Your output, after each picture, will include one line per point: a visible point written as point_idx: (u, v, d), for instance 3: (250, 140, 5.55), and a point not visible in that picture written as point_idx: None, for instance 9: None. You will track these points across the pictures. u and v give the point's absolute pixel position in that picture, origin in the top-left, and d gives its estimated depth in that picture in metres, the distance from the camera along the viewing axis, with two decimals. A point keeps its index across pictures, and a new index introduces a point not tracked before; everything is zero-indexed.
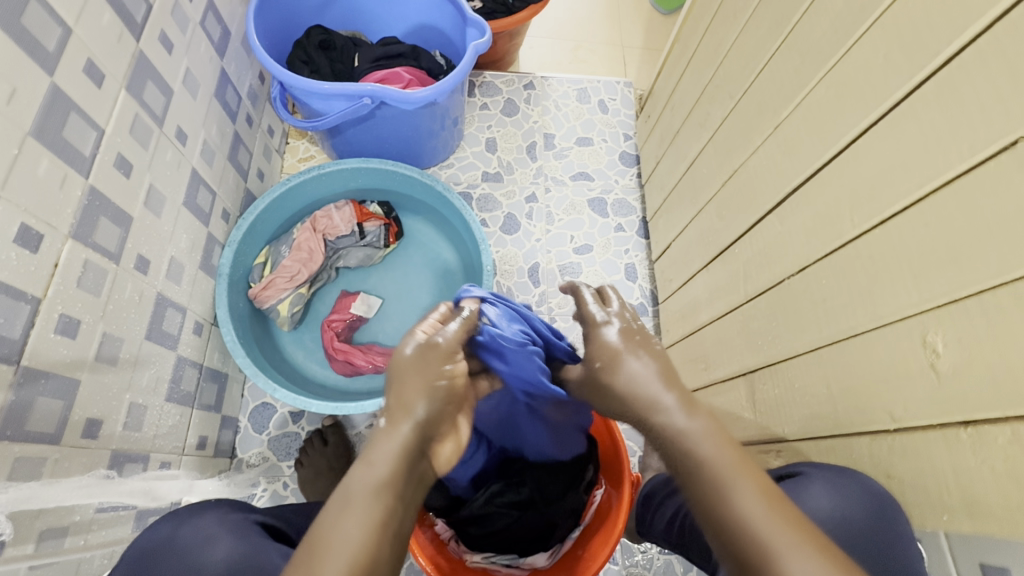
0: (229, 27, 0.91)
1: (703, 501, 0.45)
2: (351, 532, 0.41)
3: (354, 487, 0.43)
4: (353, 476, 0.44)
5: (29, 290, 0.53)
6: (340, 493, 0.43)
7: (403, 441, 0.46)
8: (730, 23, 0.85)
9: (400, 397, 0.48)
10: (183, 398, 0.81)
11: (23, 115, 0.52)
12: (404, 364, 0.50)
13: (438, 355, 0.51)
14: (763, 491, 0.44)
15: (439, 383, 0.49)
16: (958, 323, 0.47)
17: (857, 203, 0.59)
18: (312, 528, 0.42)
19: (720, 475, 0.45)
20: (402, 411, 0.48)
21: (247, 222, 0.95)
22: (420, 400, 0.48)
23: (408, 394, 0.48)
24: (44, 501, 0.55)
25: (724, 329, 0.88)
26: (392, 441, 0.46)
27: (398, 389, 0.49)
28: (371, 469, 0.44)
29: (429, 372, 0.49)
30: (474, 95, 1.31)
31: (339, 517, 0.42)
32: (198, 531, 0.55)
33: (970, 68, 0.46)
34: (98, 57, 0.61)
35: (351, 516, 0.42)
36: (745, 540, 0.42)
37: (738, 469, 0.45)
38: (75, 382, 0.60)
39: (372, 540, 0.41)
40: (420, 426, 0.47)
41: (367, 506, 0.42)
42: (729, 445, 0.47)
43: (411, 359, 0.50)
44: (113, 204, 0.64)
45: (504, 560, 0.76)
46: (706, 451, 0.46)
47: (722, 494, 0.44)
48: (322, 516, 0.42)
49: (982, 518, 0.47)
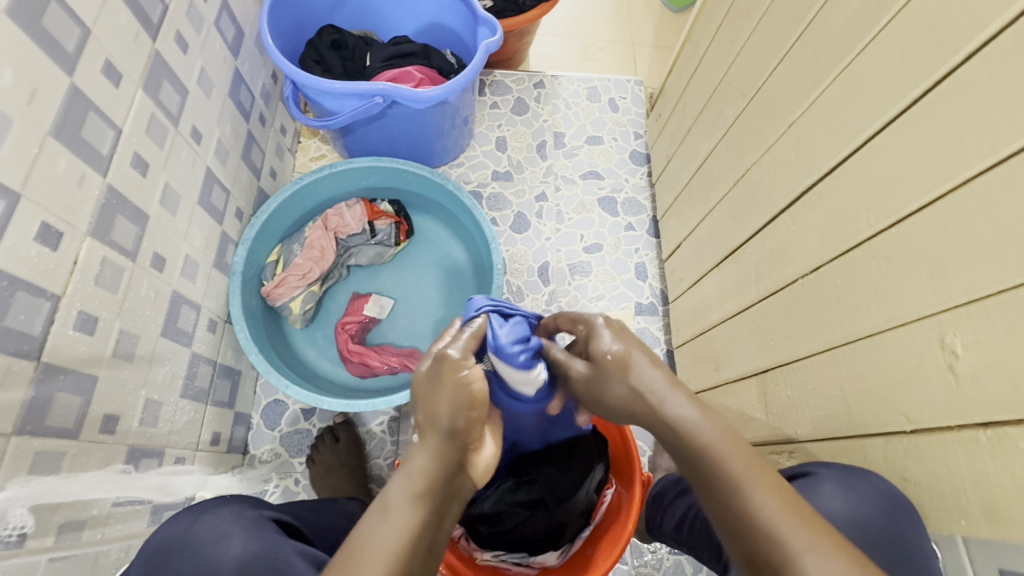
0: (243, 28, 0.91)
1: (717, 494, 0.45)
2: (391, 538, 0.42)
3: (392, 497, 0.45)
4: (392, 488, 0.46)
5: (49, 287, 0.54)
6: (377, 503, 0.45)
7: (436, 451, 0.48)
8: (743, 20, 0.85)
9: (426, 409, 0.50)
10: (197, 394, 0.82)
11: (43, 115, 0.53)
12: (423, 382, 0.52)
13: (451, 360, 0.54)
14: (779, 495, 0.44)
15: (456, 387, 0.50)
16: (976, 324, 0.47)
17: (873, 202, 0.58)
18: (351, 534, 0.44)
19: (736, 478, 0.45)
20: (431, 424, 0.49)
21: (260, 221, 0.96)
22: (445, 410, 0.49)
23: (433, 405, 0.50)
24: (62, 495, 0.56)
25: (736, 329, 0.87)
26: (426, 454, 0.48)
27: (425, 403, 0.50)
28: (407, 480, 0.46)
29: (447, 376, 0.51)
30: (484, 94, 1.31)
31: (376, 523, 0.44)
32: (214, 527, 0.55)
33: (990, 65, 0.45)
34: (115, 57, 0.62)
35: (388, 523, 0.43)
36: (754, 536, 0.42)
37: (752, 470, 0.45)
38: (93, 378, 0.61)
39: (411, 542, 0.43)
40: (449, 434, 0.49)
41: (402, 514, 0.44)
42: (743, 447, 0.47)
43: (436, 371, 0.53)
44: (130, 203, 0.65)
45: (514, 559, 0.77)
46: (723, 448, 0.47)
47: (736, 496, 0.44)
48: (361, 524, 0.44)
49: (1000, 522, 0.46)
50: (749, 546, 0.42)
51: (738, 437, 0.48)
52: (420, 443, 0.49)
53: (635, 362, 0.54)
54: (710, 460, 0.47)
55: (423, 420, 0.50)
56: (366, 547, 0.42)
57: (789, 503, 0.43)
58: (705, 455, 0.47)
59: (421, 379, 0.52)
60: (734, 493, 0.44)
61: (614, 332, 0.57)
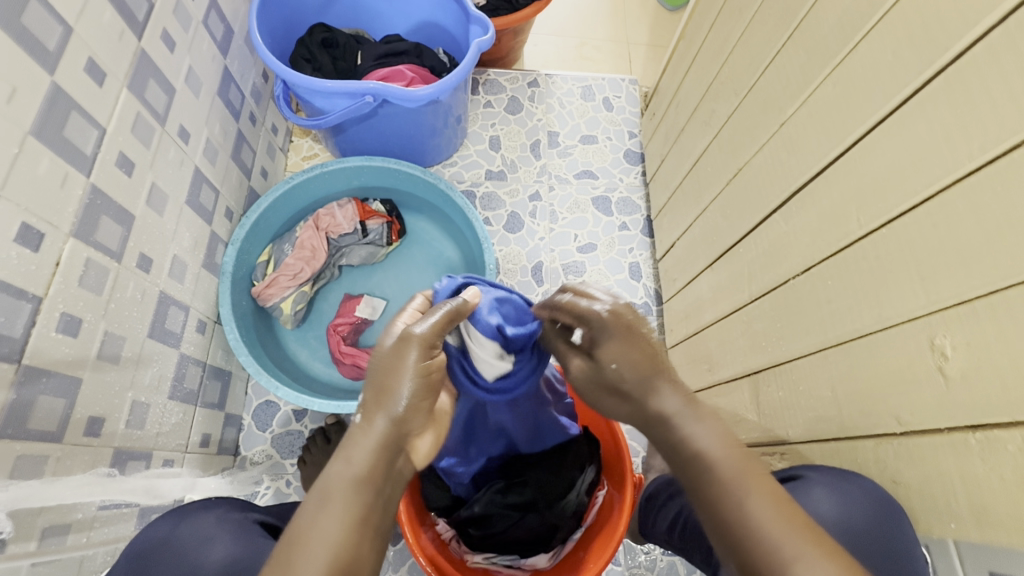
0: (232, 27, 0.91)
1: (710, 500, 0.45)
2: (332, 529, 0.41)
3: (332, 484, 0.43)
4: (331, 472, 0.44)
5: (30, 289, 0.54)
6: (316, 489, 0.43)
7: (380, 436, 0.47)
8: (736, 19, 0.84)
9: (378, 390, 0.49)
10: (186, 396, 0.81)
11: (23, 114, 0.52)
12: (383, 358, 0.51)
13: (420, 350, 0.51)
14: (773, 498, 0.43)
15: (414, 372, 0.50)
16: (967, 326, 0.47)
17: (864, 203, 0.58)
18: (290, 525, 0.42)
19: (730, 484, 0.45)
20: (379, 405, 0.49)
21: (250, 220, 0.95)
22: (397, 393, 0.49)
23: (387, 386, 0.49)
24: (45, 499, 0.56)
25: (729, 329, 0.87)
26: (368, 438, 0.47)
27: (377, 382, 0.50)
28: (349, 465, 0.45)
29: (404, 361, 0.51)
30: (478, 93, 1.30)
31: (318, 508, 0.42)
32: (199, 530, 0.55)
33: (980, 64, 0.45)
34: (99, 56, 0.61)
35: (330, 515, 0.42)
36: (752, 542, 0.42)
37: (746, 476, 0.45)
38: (77, 381, 0.60)
39: (355, 537, 0.41)
40: (396, 420, 0.48)
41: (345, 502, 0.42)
42: (735, 452, 0.47)
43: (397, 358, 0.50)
44: (115, 203, 0.64)
45: (504, 561, 0.77)
46: (716, 454, 0.47)
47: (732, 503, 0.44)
48: (298, 515, 0.42)
49: (990, 525, 0.46)
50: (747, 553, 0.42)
51: (732, 442, 0.48)
52: (364, 424, 0.48)
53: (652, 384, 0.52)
54: (704, 466, 0.46)
55: (369, 400, 0.49)
56: (308, 534, 0.41)
57: (780, 503, 0.43)
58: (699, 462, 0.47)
59: (375, 360, 0.52)
60: (727, 495, 0.44)
61: (621, 345, 0.53)
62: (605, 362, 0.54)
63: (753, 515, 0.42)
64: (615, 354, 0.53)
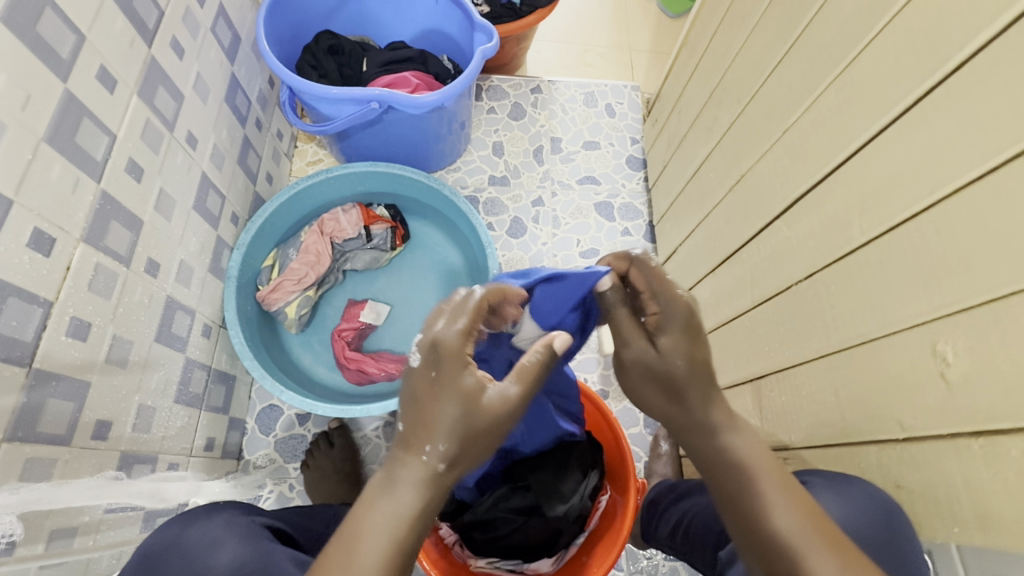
0: (240, 34, 0.92)
1: (744, 511, 0.48)
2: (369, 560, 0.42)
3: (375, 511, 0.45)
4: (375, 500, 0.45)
5: (41, 293, 0.54)
6: (358, 508, 0.46)
7: (436, 476, 0.46)
8: (738, 27, 0.85)
9: (429, 423, 0.47)
10: (191, 399, 0.82)
11: (36, 121, 0.53)
12: (435, 387, 0.48)
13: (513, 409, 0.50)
14: (805, 511, 0.46)
15: (467, 412, 0.47)
16: (969, 332, 0.47)
17: (865, 210, 0.59)
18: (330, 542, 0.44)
19: (766, 496, 0.47)
20: (427, 441, 0.47)
21: (256, 225, 0.96)
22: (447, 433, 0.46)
23: (438, 423, 0.47)
24: (53, 502, 0.56)
25: (731, 334, 0.87)
26: (414, 472, 0.46)
27: (427, 414, 0.47)
28: (395, 499, 0.45)
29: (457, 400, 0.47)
30: (482, 99, 1.31)
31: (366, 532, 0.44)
32: (206, 533, 0.55)
33: (980, 75, 0.46)
34: (111, 63, 0.62)
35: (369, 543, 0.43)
36: (782, 551, 0.44)
37: (781, 489, 0.48)
38: (85, 384, 0.60)
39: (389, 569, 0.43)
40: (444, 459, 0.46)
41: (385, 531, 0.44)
42: (771, 465, 0.50)
43: (488, 409, 0.48)
44: (125, 208, 0.65)
45: (508, 565, 0.77)
46: (755, 468, 0.49)
47: (767, 514, 0.46)
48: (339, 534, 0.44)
49: (993, 531, 0.46)
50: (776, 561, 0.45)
51: (768, 455, 0.51)
52: (412, 456, 0.46)
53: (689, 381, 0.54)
54: (744, 479, 0.49)
55: (415, 434, 0.47)
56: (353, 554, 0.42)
57: (811, 516, 0.46)
58: (741, 476, 0.49)
59: (425, 388, 0.48)
60: (760, 509, 0.47)
61: (673, 341, 0.54)
62: (659, 347, 0.54)
63: (784, 537, 0.45)
64: (668, 343, 0.54)
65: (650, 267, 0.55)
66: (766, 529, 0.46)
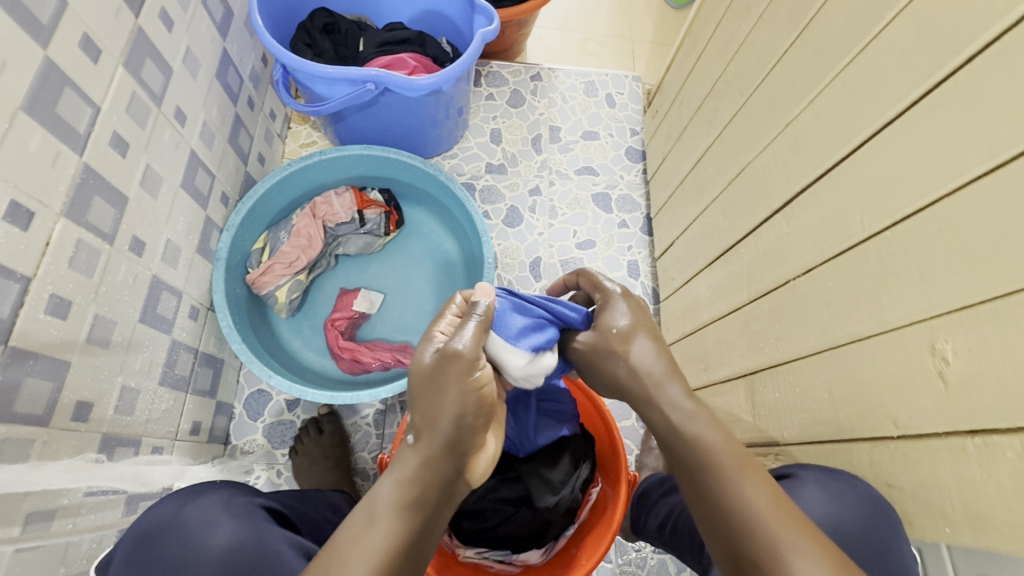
0: (232, 8, 0.89)
1: (709, 490, 0.48)
2: (372, 545, 0.42)
3: (379, 499, 0.45)
4: (379, 490, 0.45)
5: (18, 269, 0.52)
6: (364, 506, 0.45)
7: (425, 456, 0.46)
8: (743, 17, 0.83)
9: (425, 410, 0.47)
10: (177, 382, 0.80)
11: (15, 89, 0.51)
12: (424, 375, 0.49)
13: (460, 365, 0.48)
14: (768, 492, 0.46)
15: (462, 390, 0.47)
16: (968, 330, 0.46)
17: (867, 204, 0.57)
18: (333, 539, 0.43)
19: (726, 473, 0.48)
20: (426, 427, 0.47)
21: (246, 207, 0.94)
22: (442, 413, 0.47)
23: (433, 408, 0.47)
24: (30, 484, 0.54)
25: (726, 329, 0.86)
26: (415, 458, 0.46)
27: (421, 404, 0.48)
28: (398, 482, 0.45)
29: (449, 383, 0.47)
30: (480, 85, 1.29)
31: (362, 529, 0.43)
32: (201, 513, 0.54)
33: (991, 67, 0.44)
34: (94, 32, 0.59)
35: (374, 531, 0.43)
36: (748, 531, 0.45)
37: (744, 468, 0.48)
38: (65, 364, 0.59)
39: (392, 551, 0.42)
40: (443, 441, 0.46)
41: (392, 518, 0.43)
42: (730, 443, 0.50)
43: (452, 378, 0.47)
44: (108, 183, 0.63)
45: (497, 556, 0.76)
46: (714, 444, 0.50)
47: (733, 492, 0.47)
48: (344, 529, 0.44)
49: (984, 530, 0.46)
50: (746, 542, 0.44)
51: (729, 434, 0.51)
52: (413, 445, 0.47)
53: (637, 339, 0.57)
54: (703, 458, 0.49)
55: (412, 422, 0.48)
56: (347, 551, 0.42)
57: (772, 495, 0.46)
58: (703, 454, 0.49)
59: (415, 376, 0.49)
60: (727, 488, 0.47)
61: (630, 308, 0.60)
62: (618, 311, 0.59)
63: (751, 515, 0.45)
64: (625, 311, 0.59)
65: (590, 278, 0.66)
66: (734, 507, 0.46)
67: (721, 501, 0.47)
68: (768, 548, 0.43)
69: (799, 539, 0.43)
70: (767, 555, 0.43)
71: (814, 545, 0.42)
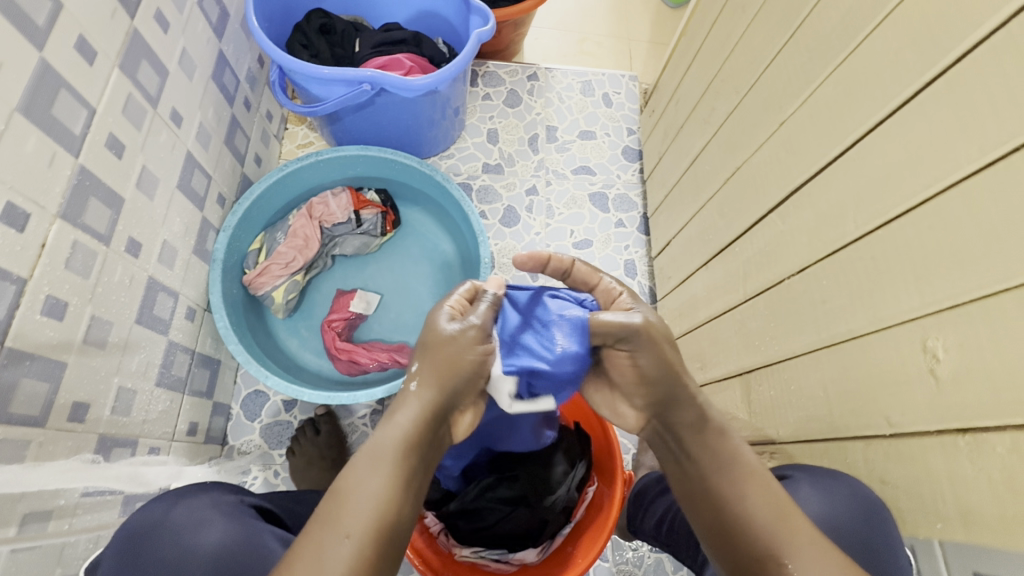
0: (228, 9, 0.89)
1: (718, 493, 0.51)
2: (376, 488, 0.45)
3: (382, 447, 0.47)
4: (380, 437, 0.48)
5: (14, 270, 0.52)
6: (366, 452, 0.47)
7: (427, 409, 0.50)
8: (738, 17, 0.84)
9: (428, 366, 0.51)
10: (174, 382, 0.80)
11: (11, 91, 0.51)
12: (434, 338, 0.52)
13: (472, 340, 0.52)
14: (772, 496, 0.49)
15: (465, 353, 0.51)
16: (959, 328, 0.46)
17: (860, 203, 0.58)
18: (338, 484, 0.46)
19: (735, 479, 0.51)
20: (427, 380, 0.50)
21: (243, 208, 0.94)
22: (443, 373, 0.50)
23: (434, 364, 0.51)
24: (26, 485, 0.55)
25: (722, 328, 0.87)
26: (415, 405, 0.50)
27: (425, 358, 0.51)
28: (400, 430, 0.48)
29: (453, 348, 0.51)
30: (477, 85, 1.29)
31: (366, 474, 0.46)
32: (192, 513, 0.54)
33: (981, 66, 0.45)
34: (90, 33, 0.59)
35: (377, 476, 0.46)
36: (757, 533, 0.48)
37: (750, 475, 0.51)
38: (61, 365, 0.59)
39: (393, 496, 0.46)
40: (442, 394, 0.50)
41: (393, 462, 0.47)
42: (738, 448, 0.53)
43: (460, 345, 0.51)
44: (104, 184, 0.63)
45: (493, 555, 0.76)
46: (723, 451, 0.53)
47: (740, 496, 0.50)
48: (346, 473, 0.46)
49: (977, 527, 0.46)
50: (751, 540, 0.48)
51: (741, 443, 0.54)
52: (415, 394, 0.50)
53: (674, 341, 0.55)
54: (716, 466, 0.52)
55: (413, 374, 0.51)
56: (353, 493, 0.45)
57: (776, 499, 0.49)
58: (714, 463, 0.52)
59: (424, 335, 0.52)
60: (735, 492, 0.50)
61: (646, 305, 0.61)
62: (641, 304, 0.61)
63: (759, 518, 0.48)
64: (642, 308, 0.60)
65: (606, 284, 0.65)
66: (743, 511, 0.49)
67: (730, 505, 0.50)
68: (775, 547, 0.46)
69: (803, 538, 0.46)
70: (773, 552, 0.46)
71: (814, 542, 0.46)
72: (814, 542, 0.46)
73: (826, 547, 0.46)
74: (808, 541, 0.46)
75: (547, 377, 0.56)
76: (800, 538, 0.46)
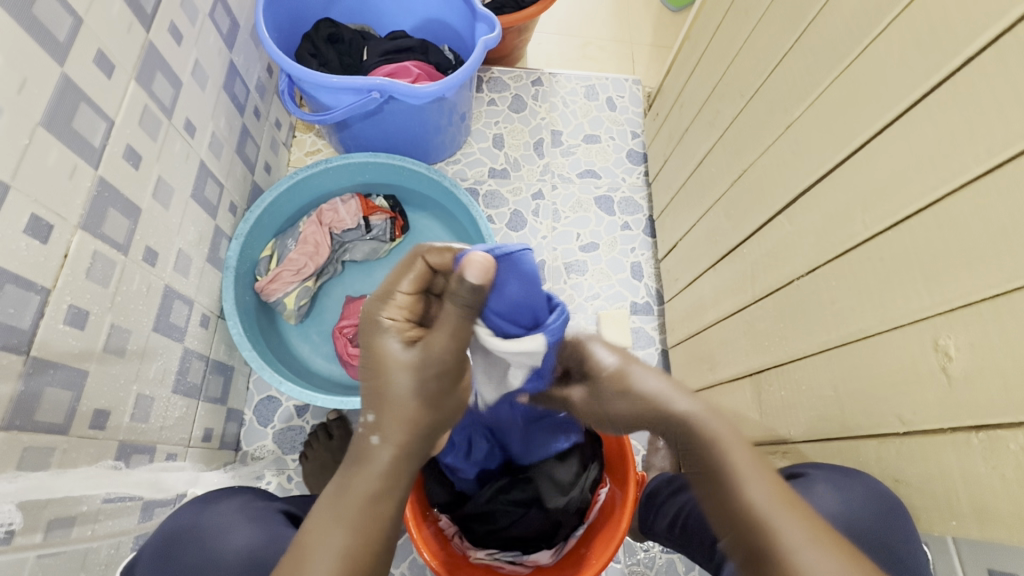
0: (238, 20, 0.90)
1: (718, 488, 0.50)
2: (342, 527, 0.47)
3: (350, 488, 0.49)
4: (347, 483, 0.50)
5: (39, 281, 0.53)
6: (335, 493, 0.49)
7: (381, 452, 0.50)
8: (742, 22, 0.84)
9: (377, 405, 0.51)
10: (189, 389, 0.81)
11: (33, 105, 0.52)
12: (380, 371, 0.52)
13: (416, 368, 0.51)
14: (774, 490, 0.48)
15: (410, 384, 0.51)
16: (970, 327, 0.47)
17: (868, 204, 0.58)
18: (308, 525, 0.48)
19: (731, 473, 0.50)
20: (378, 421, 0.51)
21: (254, 215, 0.95)
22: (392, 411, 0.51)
23: (382, 403, 0.51)
24: (51, 491, 0.56)
25: (731, 329, 0.87)
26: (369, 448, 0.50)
27: (374, 398, 0.52)
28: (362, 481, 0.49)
29: (397, 383, 0.51)
30: (482, 91, 1.30)
31: (333, 519, 0.47)
32: (222, 518, 0.56)
33: (987, 69, 0.46)
34: (108, 47, 0.61)
35: (344, 519, 0.47)
36: (754, 527, 0.46)
37: (750, 468, 0.50)
38: (83, 373, 0.60)
39: (364, 530, 0.47)
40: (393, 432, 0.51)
41: (355, 506, 0.48)
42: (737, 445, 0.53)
43: (403, 373, 0.51)
44: (122, 196, 0.64)
45: (508, 557, 0.77)
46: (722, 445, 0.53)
47: (738, 488, 0.48)
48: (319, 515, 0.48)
49: (991, 524, 0.46)
50: (749, 536, 0.46)
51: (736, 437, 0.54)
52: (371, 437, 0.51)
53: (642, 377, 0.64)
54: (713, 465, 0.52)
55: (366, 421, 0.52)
56: (320, 533, 0.47)
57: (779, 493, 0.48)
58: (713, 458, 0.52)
59: (371, 372, 0.53)
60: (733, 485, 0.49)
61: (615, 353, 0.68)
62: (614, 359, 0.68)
63: (755, 508, 0.46)
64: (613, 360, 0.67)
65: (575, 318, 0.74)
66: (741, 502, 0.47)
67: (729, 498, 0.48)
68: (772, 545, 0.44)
69: (802, 531, 0.44)
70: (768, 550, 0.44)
71: (812, 537, 0.44)
72: (815, 540, 0.43)
73: (828, 541, 0.44)
74: (807, 536, 0.44)
75: (519, 276, 0.55)
76: (791, 521, 0.44)
